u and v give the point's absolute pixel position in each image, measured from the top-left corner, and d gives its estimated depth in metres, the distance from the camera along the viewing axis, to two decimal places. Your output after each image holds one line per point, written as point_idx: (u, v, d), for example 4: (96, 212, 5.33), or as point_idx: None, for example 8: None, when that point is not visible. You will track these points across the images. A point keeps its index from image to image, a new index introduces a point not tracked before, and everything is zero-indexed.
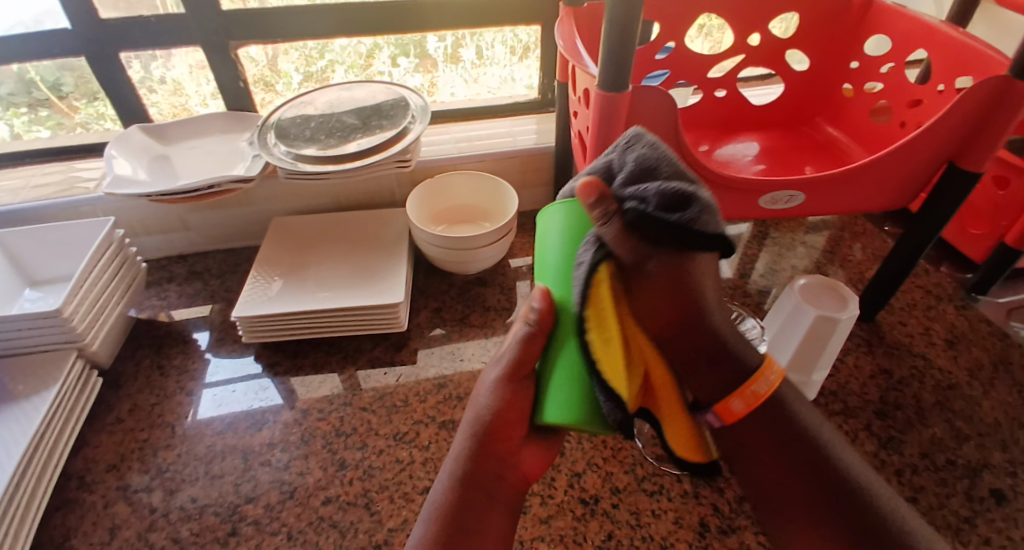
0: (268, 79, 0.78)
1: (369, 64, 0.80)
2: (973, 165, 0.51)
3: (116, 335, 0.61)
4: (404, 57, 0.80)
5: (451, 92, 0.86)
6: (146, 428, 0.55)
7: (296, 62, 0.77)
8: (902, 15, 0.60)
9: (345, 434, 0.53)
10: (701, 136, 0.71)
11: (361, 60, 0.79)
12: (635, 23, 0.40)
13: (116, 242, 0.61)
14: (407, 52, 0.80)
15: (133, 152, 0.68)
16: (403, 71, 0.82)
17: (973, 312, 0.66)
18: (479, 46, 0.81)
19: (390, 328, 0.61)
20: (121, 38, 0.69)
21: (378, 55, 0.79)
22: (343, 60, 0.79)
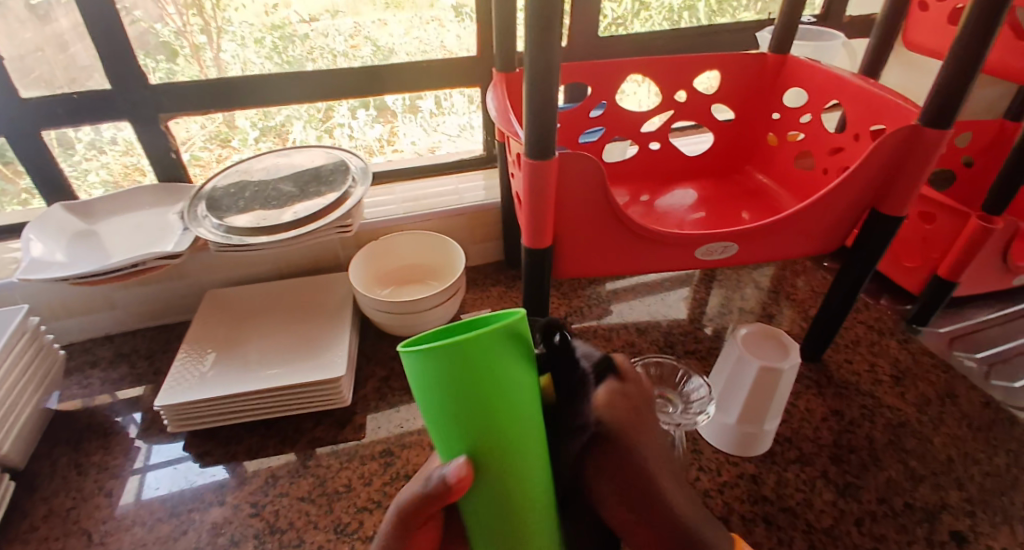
0: (224, 136, 0.76)
1: (329, 117, 0.79)
2: (892, 208, 0.52)
3: (30, 433, 0.56)
4: (363, 110, 0.79)
5: (411, 141, 0.85)
6: (61, 536, 0.50)
7: (252, 117, 0.76)
8: (814, 69, 0.64)
9: (281, 530, 0.50)
10: (640, 188, 0.72)
11: (319, 114, 0.78)
12: (553, 96, 0.41)
13: (30, 330, 0.57)
14: (367, 104, 0.79)
15: (50, 233, 0.64)
16: (362, 122, 0.81)
17: (916, 345, 0.67)
18: (437, 96, 0.81)
19: (333, 404, 0.58)
20: (43, 116, 0.67)
21: (337, 108, 0.78)
22: (300, 115, 0.77)
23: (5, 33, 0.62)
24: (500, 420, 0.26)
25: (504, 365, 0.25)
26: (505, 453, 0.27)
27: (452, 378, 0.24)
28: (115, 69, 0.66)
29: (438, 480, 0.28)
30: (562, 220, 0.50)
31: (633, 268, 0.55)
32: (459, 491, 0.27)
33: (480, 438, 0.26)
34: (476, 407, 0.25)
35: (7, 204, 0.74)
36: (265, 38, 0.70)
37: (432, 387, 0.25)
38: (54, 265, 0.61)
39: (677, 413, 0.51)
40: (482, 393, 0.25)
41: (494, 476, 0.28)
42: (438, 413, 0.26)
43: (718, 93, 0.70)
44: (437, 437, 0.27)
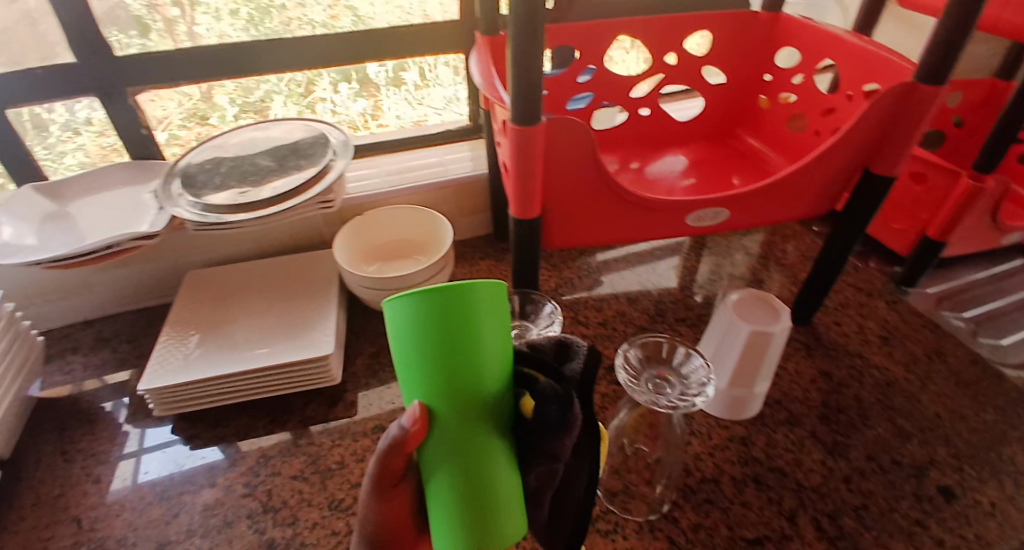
0: (201, 112, 0.73)
1: (310, 91, 0.76)
2: (885, 168, 0.51)
3: (13, 421, 0.55)
4: (345, 83, 0.77)
5: (396, 115, 0.83)
6: (48, 526, 0.49)
7: (231, 93, 0.73)
8: (807, 27, 0.62)
9: (274, 509, 0.49)
10: (630, 154, 0.71)
11: (300, 88, 0.76)
12: (539, 59, 0.39)
13: (3, 317, 0.55)
14: (349, 77, 0.76)
15: (20, 215, 0.62)
16: (344, 96, 0.78)
17: (905, 306, 0.67)
18: (421, 67, 0.78)
19: (322, 381, 0.57)
20: (4, 92, 0.63)
21: (319, 82, 0.76)
22: (281, 90, 0.75)
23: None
24: (465, 374, 0.27)
25: (479, 325, 0.27)
26: (464, 410, 0.28)
27: (426, 325, 0.26)
28: (76, 42, 0.62)
29: (395, 428, 0.29)
30: (551, 189, 0.49)
31: (625, 236, 0.54)
32: (411, 434, 0.28)
33: (442, 387, 0.28)
34: (442, 357, 0.27)
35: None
36: (239, 10, 0.67)
37: (405, 333, 0.27)
38: (25, 249, 0.59)
39: (671, 396, 0.43)
40: (451, 344, 0.26)
41: (447, 433, 0.28)
42: (409, 357, 0.28)
43: (709, 55, 0.68)
44: (404, 386, 0.29)
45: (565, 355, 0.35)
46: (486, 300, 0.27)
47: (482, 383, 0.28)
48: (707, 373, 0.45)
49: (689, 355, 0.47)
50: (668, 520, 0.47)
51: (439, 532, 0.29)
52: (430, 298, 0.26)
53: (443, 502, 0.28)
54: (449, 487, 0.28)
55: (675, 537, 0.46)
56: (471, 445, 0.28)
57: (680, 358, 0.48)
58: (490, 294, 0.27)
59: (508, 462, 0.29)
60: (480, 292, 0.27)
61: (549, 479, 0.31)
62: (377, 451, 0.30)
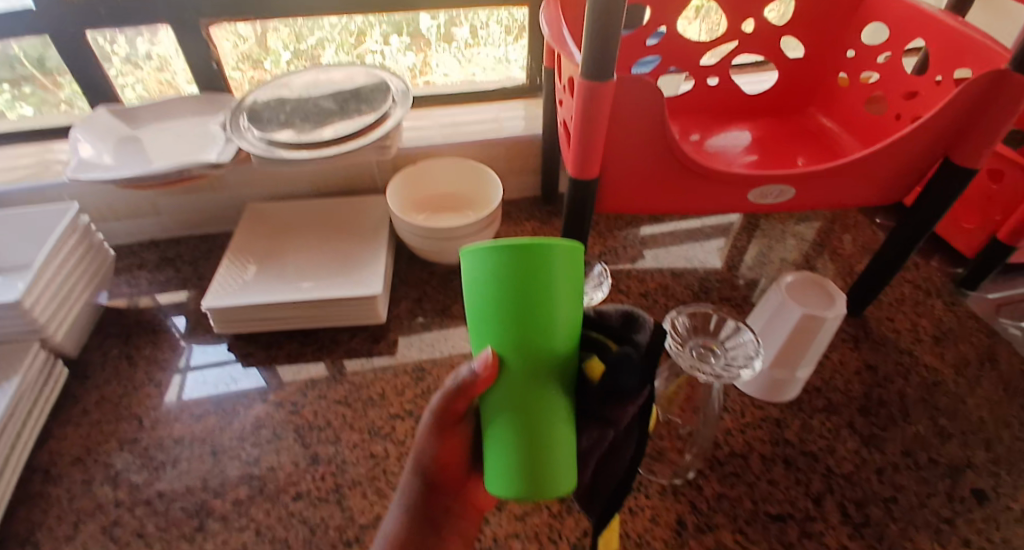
0: (256, 57, 0.76)
1: (360, 42, 0.78)
2: (965, 160, 0.49)
3: (82, 325, 0.59)
4: (396, 36, 0.78)
5: (444, 72, 0.84)
6: (113, 421, 0.54)
7: (284, 38, 0.75)
8: (898, 2, 0.58)
9: (318, 429, 0.52)
10: (692, 125, 0.69)
11: (351, 38, 0.77)
12: (620, 12, 0.38)
13: (81, 228, 0.59)
14: (400, 30, 0.77)
15: (98, 134, 0.66)
16: (394, 50, 0.79)
17: (961, 308, 0.65)
18: (473, 25, 0.78)
19: (368, 319, 0.59)
20: (86, 15, 0.66)
21: (369, 33, 0.77)
22: (333, 38, 0.77)
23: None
24: (537, 330, 0.29)
25: (555, 284, 0.28)
26: (530, 363, 0.29)
27: (503, 274, 0.28)
28: None
29: (467, 371, 0.30)
30: (612, 149, 0.48)
31: (682, 207, 0.53)
32: (481, 378, 0.30)
33: (514, 338, 0.29)
34: (516, 310, 0.28)
35: (48, 111, 0.77)
36: None
37: (485, 285, 0.28)
38: (102, 167, 0.62)
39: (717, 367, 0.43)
40: (527, 296, 0.28)
41: (516, 384, 0.30)
42: (484, 306, 0.29)
43: (787, 25, 0.65)
44: (475, 335, 0.31)
45: (630, 327, 0.35)
46: (564, 261, 0.28)
47: (553, 340, 0.29)
48: (756, 347, 0.45)
49: (739, 328, 0.47)
50: (692, 485, 0.48)
51: (494, 478, 0.30)
52: (511, 250, 0.27)
53: (501, 449, 0.30)
54: (512, 435, 0.29)
55: (698, 501, 0.47)
56: (537, 398, 0.29)
57: (727, 331, 0.48)
58: (567, 255, 0.28)
59: (568, 422, 0.30)
60: (560, 252, 0.28)
61: (599, 441, 0.32)
62: (446, 388, 0.32)
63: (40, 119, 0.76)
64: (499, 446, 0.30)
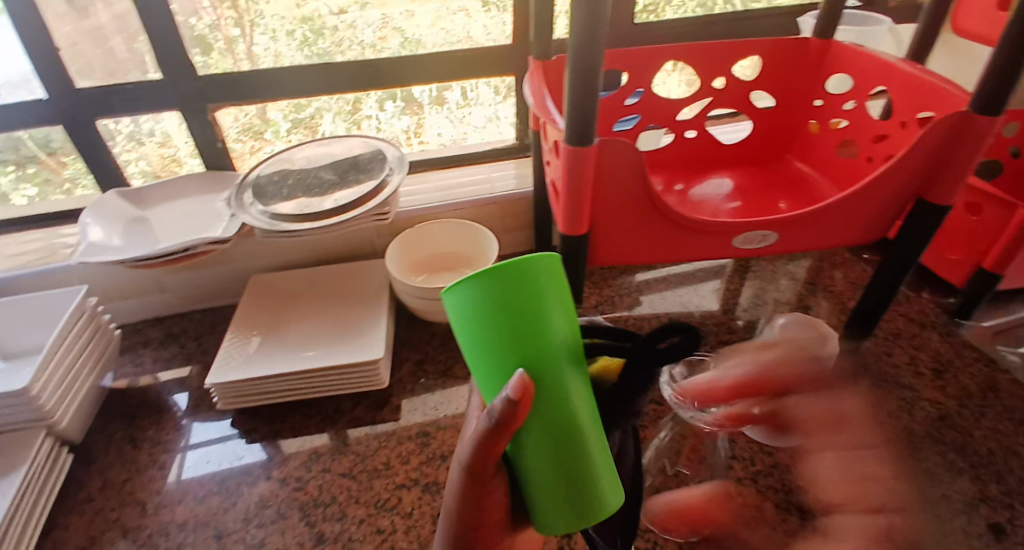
0: (257, 129, 0.78)
1: (356, 109, 0.80)
2: (940, 198, 0.51)
3: (88, 408, 0.59)
4: (391, 102, 0.81)
5: (438, 132, 0.86)
6: (117, 506, 0.53)
7: (284, 110, 0.77)
8: (858, 54, 0.62)
9: (324, 504, 0.52)
10: (674, 176, 0.72)
11: (348, 106, 0.80)
12: (596, 81, 0.41)
13: (87, 311, 0.60)
14: (395, 96, 0.80)
15: (107, 217, 0.68)
16: (389, 115, 0.82)
17: (958, 338, 0.66)
18: (464, 88, 0.81)
19: (371, 385, 0.60)
20: (96, 107, 0.70)
21: (366, 101, 0.79)
22: (330, 107, 0.79)
23: (49, 25, 0.64)
24: (548, 350, 0.30)
25: (549, 302, 0.30)
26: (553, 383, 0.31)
27: (503, 304, 0.29)
28: (161, 62, 0.68)
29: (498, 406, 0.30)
30: (600, 207, 0.50)
31: (671, 256, 0.55)
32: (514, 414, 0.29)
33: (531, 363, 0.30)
34: (521, 335, 0.29)
35: (52, 193, 0.77)
36: (296, 31, 0.72)
37: (483, 315, 0.30)
38: (112, 249, 0.64)
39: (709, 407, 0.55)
40: (531, 320, 0.29)
41: (549, 402, 0.31)
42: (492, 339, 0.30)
43: (758, 80, 0.69)
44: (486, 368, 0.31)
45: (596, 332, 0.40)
46: (549, 274, 0.30)
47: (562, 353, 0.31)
48: None
49: None
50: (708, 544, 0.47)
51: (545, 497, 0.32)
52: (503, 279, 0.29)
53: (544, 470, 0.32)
54: (550, 454, 0.31)
55: None
56: (567, 413, 0.31)
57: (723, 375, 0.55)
58: (550, 268, 0.30)
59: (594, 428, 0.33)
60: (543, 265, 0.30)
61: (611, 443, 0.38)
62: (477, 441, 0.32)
63: (43, 199, 0.77)
64: (538, 459, 0.32)
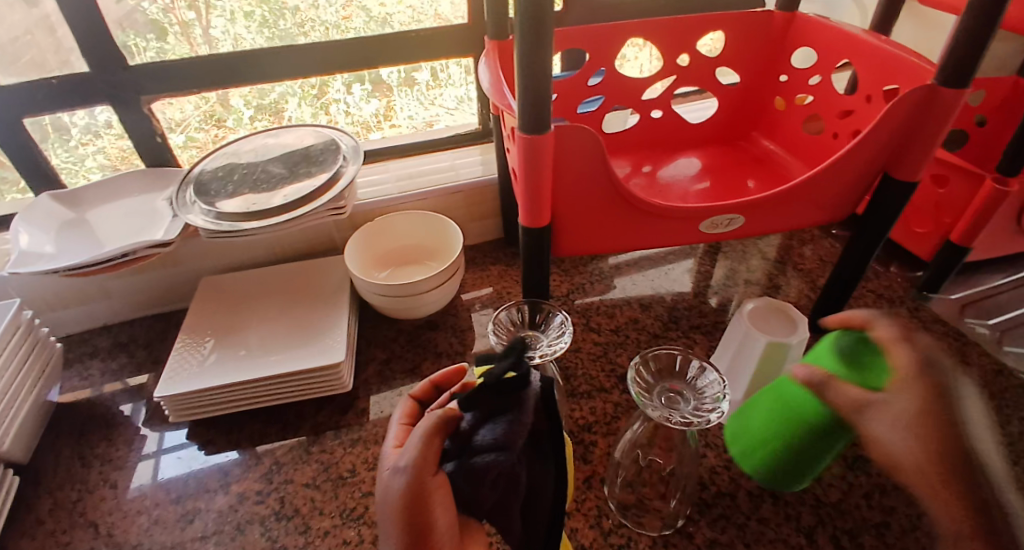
0: (219, 116, 0.74)
1: (324, 93, 0.76)
2: (906, 174, 0.50)
3: (32, 428, 0.56)
4: (358, 84, 0.76)
5: (408, 115, 0.82)
6: (67, 529, 0.50)
7: (247, 95, 0.73)
8: (823, 27, 0.61)
9: (287, 517, 0.50)
10: (642, 158, 0.70)
11: (314, 90, 0.75)
12: (547, 65, 0.38)
13: (24, 324, 0.56)
14: (361, 78, 0.76)
15: (40, 223, 0.63)
16: (357, 98, 0.78)
17: (926, 314, 0.66)
18: (433, 68, 0.77)
19: (334, 389, 0.57)
20: (22, 104, 0.65)
21: (332, 83, 0.75)
22: (295, 92, 0.75)
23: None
24: None
25: None
26: None
27: None
28: (90, 52, 0.63)
29: None
30: (559, 196, 0.48)
31: (638, 244, 0.53)
32: None
33: None
34: None
35: (6, 192, 0.72)
36: (255, 11, 0.67)
37: None
38: (45, 257, 0.60)
39: (684, 409, 0.43)
40: None
41: None
42: None
43: (722, 56, 0.67)
44: None
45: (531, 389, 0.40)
46: None
47: None
48: (722, 388, 0.44)
49: (701, 368, 0.46)
50: (682, 535, 0.47)
51: None
52: None
53: None
54: None
55: None
56: None
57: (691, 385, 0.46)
58: None
59: None
60: None
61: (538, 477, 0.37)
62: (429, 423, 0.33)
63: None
64: None
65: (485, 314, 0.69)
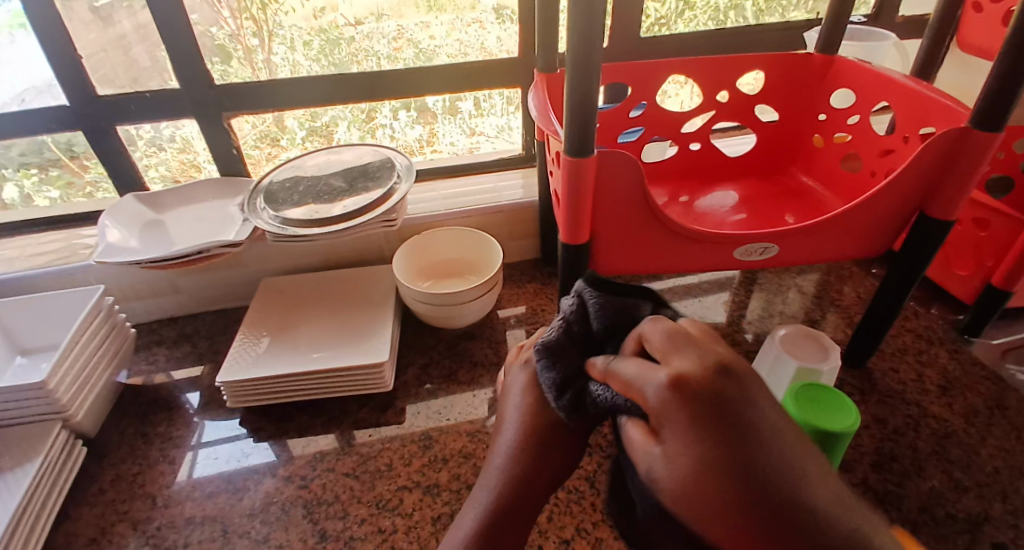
0: (273, 136, 0.80)
1: (371, 119, 0.82)
2: (940, 212, 0.51)
3: (101, 405, 0.61)
4: (404, 111, 0.82)
5: (451, 141, 0.88)
6: (127, 499, 0.55)
7: (300, 118, 0.79)
8: (862, 70, 0.63)
9: (327, 503, 0.53)
10: (680, 188, 0.73)
11: (363, 115, 0.81)
12: (594, 95, 0.42)
13: (104, 309, 0.62)
14: (408, 106, 0.81)
15: (124, 221, 0.70)
16: (403, 123, 0.84)
17: (966, 355, 0.65)
18: (476, 98, 0.83)
19: (378, 388, 0.61)
20: (117, 114, 0.72)
21: (379, 111, 0.81)
22: (345, 117, 0.81)
23: (73, 35, 0.67)
24: None
25: None
26: None
27: None
28: (181, 71, 0.71)
29: None
30: (600, 216, 0.51)
31: (674, 266, 0.56)
32: None
33: None
34: None
35: (74, 196, 0.80)
36: (313, 41, 0.74)
37: None
38: (128, 251, 0.66)
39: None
40: None
41: None
42: None
43: (761, 93, 0.70)
44: None
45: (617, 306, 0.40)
46: None
47: None
48: None
49: None
50: None
51: None
52: None
53: None
54: None
55: None
56: None
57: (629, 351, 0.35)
58: None
59: None
60: None
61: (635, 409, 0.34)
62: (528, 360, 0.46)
63: (66, 202, 0.80)
64: None
65: (521, 330, 0.72)
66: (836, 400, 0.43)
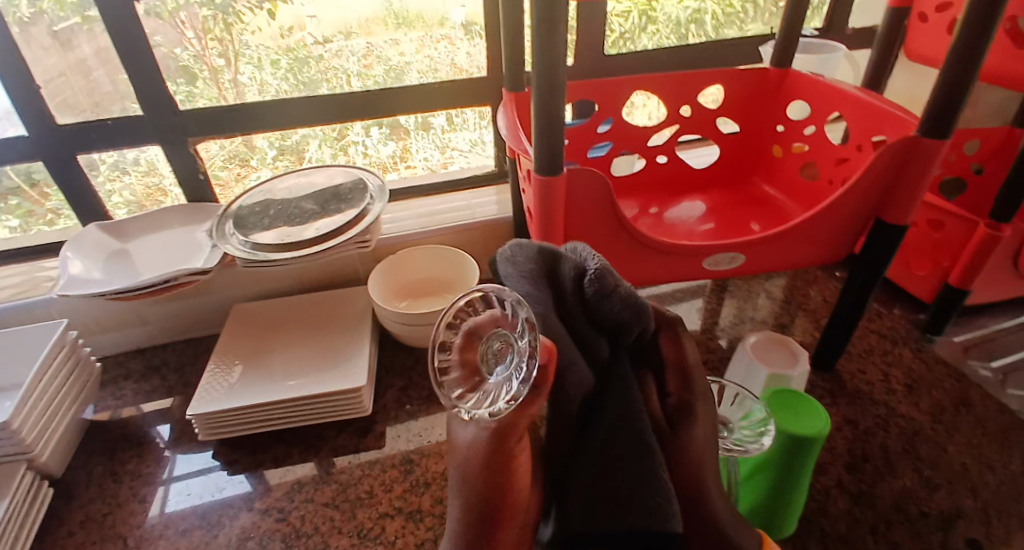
0: (243, 156, 0.79)
1: (344, 136, 0.81)
2: (895, 216, 0.54)
3: (66, 444, 0.59)
4: (377, 128, 0.82)
5: (424, 157, 0.88)
6: (96, 542, 0.52)
7: (270, 138, 0.79)
8: (815, 82, 0.66)
9: (307, 535, 0.52)
10: (649, 200, 0.74)
11: (334, 133, 0.81)
12: (559, 115, 0.43)
13: (68, 343, 0.60)
14: (380, 123, 0.81)
15: (88, 252, 0.68)
16: (375, 140, 0.83)
17: (929, 354, 0.68)
18: (449, 114, 0.83)
19: (356, 413, 0.60)
20: (78, 141, 0.71)
21: (351, 128, 0.81)
22: (317, 135, 0.80)
23: (31, 60, 0.65)
24: None
25: None
26: None
27: None
28: (145, 96, 0.70)
29: None
30: (571, 232, 0.52)
31: (646, 278, 0.57)
32: None
33: None
34: None
35: (34, 224, 0.77)
36: (281, 60, 0.74)
37: None
38: (91, 282, 0.64)
39: (732, 441, 0.41)
40: None
41: None
42: None
43: (722, 107, 0.72)
44: None
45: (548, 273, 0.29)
46: None
47: None
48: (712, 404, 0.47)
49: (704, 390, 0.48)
50: None
51: None
52: None
53: None
54: None
55: None
56: None
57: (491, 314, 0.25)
58: None
59: None
60: None
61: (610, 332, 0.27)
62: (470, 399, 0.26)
63: (24, 231, 0.77)
64: None
65: None
66: (809, 404, 0.44)
